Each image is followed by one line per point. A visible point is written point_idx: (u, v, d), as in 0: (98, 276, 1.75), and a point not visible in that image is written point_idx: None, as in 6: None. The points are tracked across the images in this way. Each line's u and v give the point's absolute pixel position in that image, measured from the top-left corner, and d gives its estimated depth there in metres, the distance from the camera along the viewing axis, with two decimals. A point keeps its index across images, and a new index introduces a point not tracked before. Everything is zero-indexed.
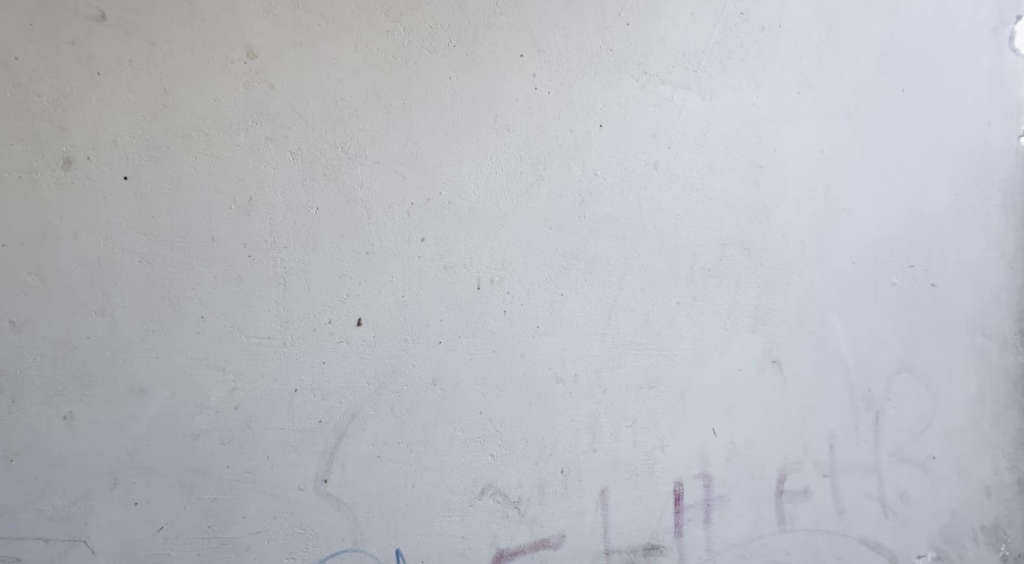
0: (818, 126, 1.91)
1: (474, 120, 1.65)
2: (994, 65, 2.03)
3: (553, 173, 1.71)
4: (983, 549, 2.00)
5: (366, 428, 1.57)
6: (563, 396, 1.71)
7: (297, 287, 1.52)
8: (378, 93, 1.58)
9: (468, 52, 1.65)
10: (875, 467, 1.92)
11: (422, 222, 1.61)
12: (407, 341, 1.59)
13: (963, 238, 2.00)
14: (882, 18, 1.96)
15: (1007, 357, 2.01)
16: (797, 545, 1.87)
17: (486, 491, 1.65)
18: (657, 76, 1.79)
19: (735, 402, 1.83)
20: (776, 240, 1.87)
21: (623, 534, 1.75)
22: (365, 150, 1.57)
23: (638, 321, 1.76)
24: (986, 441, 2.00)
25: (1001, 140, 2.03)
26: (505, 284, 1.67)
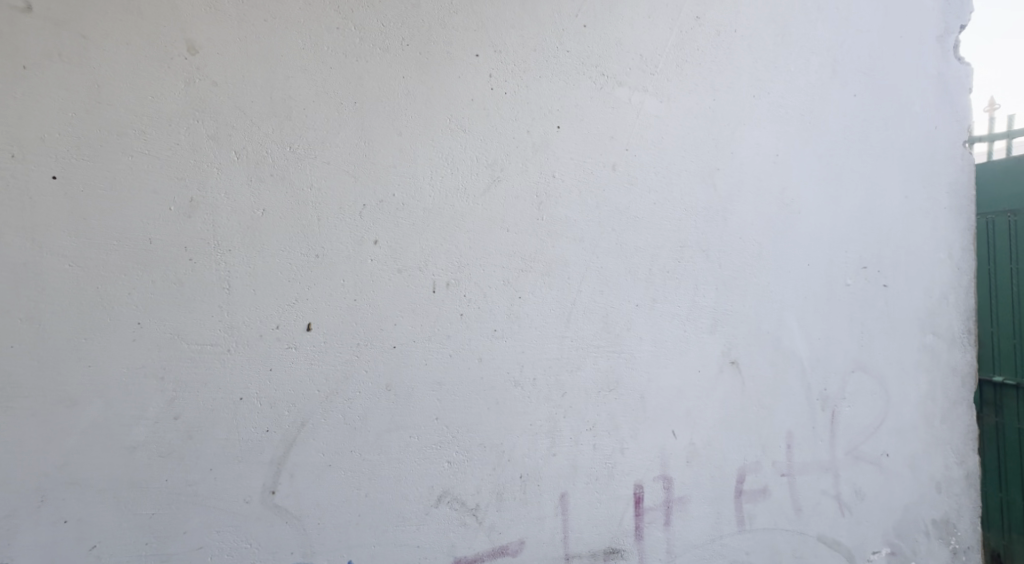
0: (773, 129, 1.94)
1: (430, 120, 1.62)
2: (938, 73, 2.10)
3: (510, 174, 1.69)
4: (934, 543, 2.05)
5: (316, 437, 1.52)
6: (523, 400, 1.69)
7: (242, 292, 1.47)
8: (328, 91, 1.54)
9: (422, 50, 1.62)
10: (830, 465, 1.95)
11: (374, 224, 1.57)
12: (359, 346, 1.55)
13: (912, 240, 2.05)
14: (833, 25, 2.00)
15: (953, 355, 2.08)
16: (755, 544, 1.88)
17: (443, 498, 1.62)
18: (614, 78, 1.79)
19: (694, 404, 1.84)
20: (733, 242, 1.89)
21: (584, 539, 1.73)
22: (315, 150, 1.53)
23: (597, 323, 1.76)
24: (936, 437, 2.05)
25: (945, 146, 2.10)
26: (461, 286, 1.64)
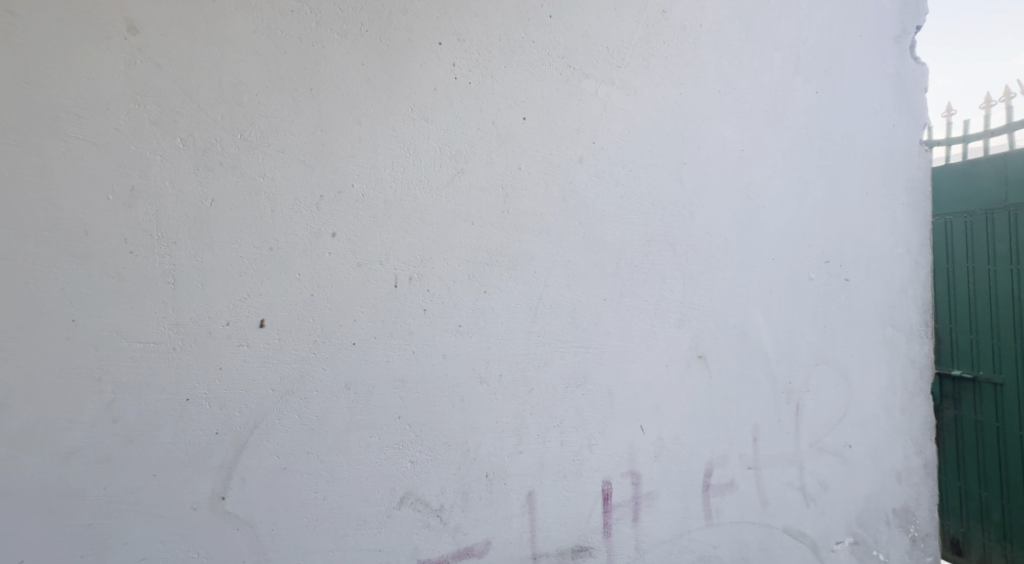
0: (739, 124, 1.93)
1: (390, 109, 1.57)
2: (898, 70, 2.13)
3: (474, 166, 1.65)
4: (895, 532, 2.07)
5: (270, 438, 1.45)
6: (488, 397, 1.65)
7: (188, 287, 1.40)
8: (282, 78, 1.48)
9: (382, 37, 1.56)
10: (795, 457, 1.95)
11: (332, 216, 1.51)
12: (317, 343, 1.49)
13: (873, 234, 2.07)
14: (797, 21, 2.01)
15: (913, 347, 2.11)
16: (723, 538, 1.87)
17: (405, 500, 1.57)
18: (581, 70, 1.76)
19: (662, 399, 1.82)
20: (700, 236, 1.87)
21: (551, 537, 1.70)
22: (268, 139, 1.46)
23: (564, 318, 1.72)
24: (897, 428, 2.08)
25: (905, 143, 2.13)
26: (424, 281, 1.59)
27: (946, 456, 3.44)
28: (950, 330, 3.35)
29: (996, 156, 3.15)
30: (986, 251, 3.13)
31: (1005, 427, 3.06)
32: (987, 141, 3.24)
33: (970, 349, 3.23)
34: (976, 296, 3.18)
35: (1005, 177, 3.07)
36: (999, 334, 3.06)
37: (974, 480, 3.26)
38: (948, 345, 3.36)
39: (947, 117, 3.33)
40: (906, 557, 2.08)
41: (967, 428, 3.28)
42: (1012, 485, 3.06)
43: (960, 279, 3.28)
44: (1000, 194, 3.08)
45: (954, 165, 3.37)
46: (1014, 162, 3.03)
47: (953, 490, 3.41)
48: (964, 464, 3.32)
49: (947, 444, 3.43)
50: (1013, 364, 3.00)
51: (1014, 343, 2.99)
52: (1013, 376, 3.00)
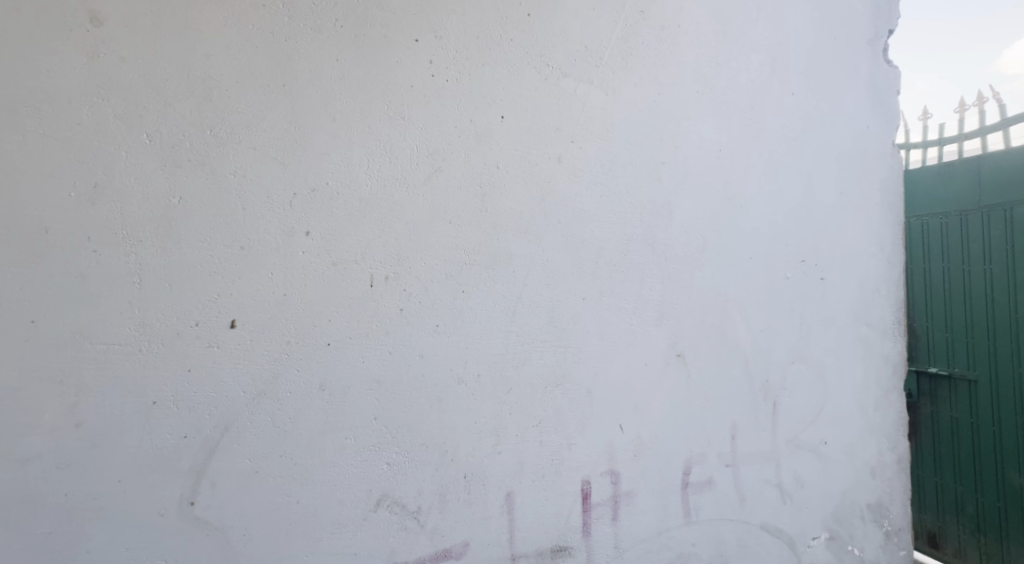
0: (717, 125, 1.94)
1: (366, 106, 1.55)
2: (873, 72, 2.15)
3: (452, 165, 1.63)
4: (870, 528, 2.10)
5: (241, 441, 1.42)
6: (466, 398, 1.63)
7: (155, 286, 1.37)
8: (253, 73, 1.45)
9: (358, 33, 1.54)
10: (772, 454, 1.97)
11: (306, 214, 1.49)
12: (290, 344, 1.47)
13: (849, 233, 2.09)
14: (772, 23, 2.02)
15: (887, 345, 2.13)
16: (701, 536, 1.88)
17: (382, 502, 1.55)
18: (559, 68, 1.75)
19: (641, 397, 1.82)
20: (678, 235, 1.88)
21: (530, 538, 1.69)
22: (239, 135, 1.44)
23: (543, 317, 1.71)
24: (871, 425, 2.10)
25: (880, 143, 2.15)
26: (400, 280, 1.57)
27: (923, 451, 3.51)
28: (927, 329, 3.41)
29: (969, 158, 3.21)
30: (962, 252, 3.19)
31: (978, 423, 3.13)
32: (962, 144, 3.31)
33: (946, 348, 3.29)
34: (951, 295, 3.24)
35: (978, 179, 3.13)
36: (972, 333, 3.13)
37: (949, 475, 3.34)
38: (925, 343, 3.42)
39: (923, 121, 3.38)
40: (881, 552, 2.10)
41: (943, 424, 3.36)
42: (985, 480, 3.13)
43: (936, 279, 3.34)
44: (975, 196, 3.13)
45: (931, 168, 3.43)
46: (987, 164, 3.09)
47: (929, 484, 3.49)
48: (940, 459, 3.40)
49: (923, 440, 3.50)
50: (986, 362, 3.06)
51: (987, 342, 3.05)
52: (986, 374, 3.07)
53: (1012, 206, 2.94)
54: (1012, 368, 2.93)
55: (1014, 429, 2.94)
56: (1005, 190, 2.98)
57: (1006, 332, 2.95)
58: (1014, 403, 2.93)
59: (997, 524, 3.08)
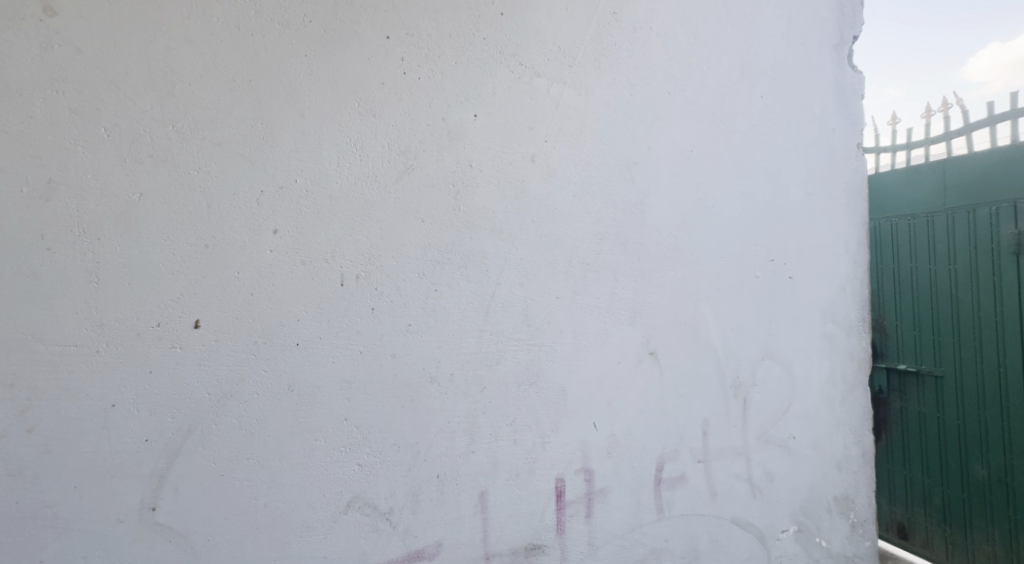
0: (688, 126, 1.96)
1: (335, 102, 1.52)
2: (841, 74, 2.19)
3: (424, 163, 1.61)
4: (837, 520, 2.14)
5: (205, 444, 1.40)
6: (439, 397, 1.62)
7: (114, 285, 1.34)
8: (217, 67, 1.43)
9: (327, 29, 1.52)
10: (743, 450, 1.99)
11: (274, 212, 1.46)
12: (258, 344, 1.44)
13: (816, 232, 2.13)
14: (742, 26, 2.05)
15: (853, 341, 2.17)
16: (674, 531, 1.90)
17: (352, 504, 1.52)
18: (532, 68, 1.75)
19: (614, 395, 1.83)
20: (651, 234, 1.89)
21: (503, 537, 1.68)
22: (202, 130, 1.41)
23: (517, 316, 1.71)
24: (838, 420, 2.14)
25: (845, 145, 2.18)
26: (371, 279, 1.55)
27: (893, 446, 3.61)
28: (895, 327, 3.50)
29: (934, 162, 3.31)
30: (928, 253, 3.29)
31: (945, 418, 3.24)
32: (928, 148, 3.40)
33: (913, 345, 3.39)
34: (918, 294, 3.34)
35: (943, 182, 3.23)
36: (938, 331, 3.23)
37: (918, 468, 3.45)
38: (894, 341, 3.51)
39: (891, 126, 3.47)
40: (848, 544, 2.14)
41: (911, 418, 3.45)
42: (952, 473, 3.24)
43: (904, 278, 3.43)
44: (940, 199, 3.24)
45: (898, 172, 3.52)
46: (952, 168, 3.19)
47: (899, 477, 3.60)
48: (908, 453, 3.50)
49: (893, 435, 3.60)
50: (952, 359, 3.17)
51: (952, 339, 3.16)
52: (952, 370, 3.17)
53: (975, 208, 3.06)
54: (976, 365, 3.04)
55: (979, 423, 3.05)
56: (970, 192, 3.09)
57: (970, 330, 3.06)
58: (979, 398, 3.04)
59: (962, 515, 3.19)
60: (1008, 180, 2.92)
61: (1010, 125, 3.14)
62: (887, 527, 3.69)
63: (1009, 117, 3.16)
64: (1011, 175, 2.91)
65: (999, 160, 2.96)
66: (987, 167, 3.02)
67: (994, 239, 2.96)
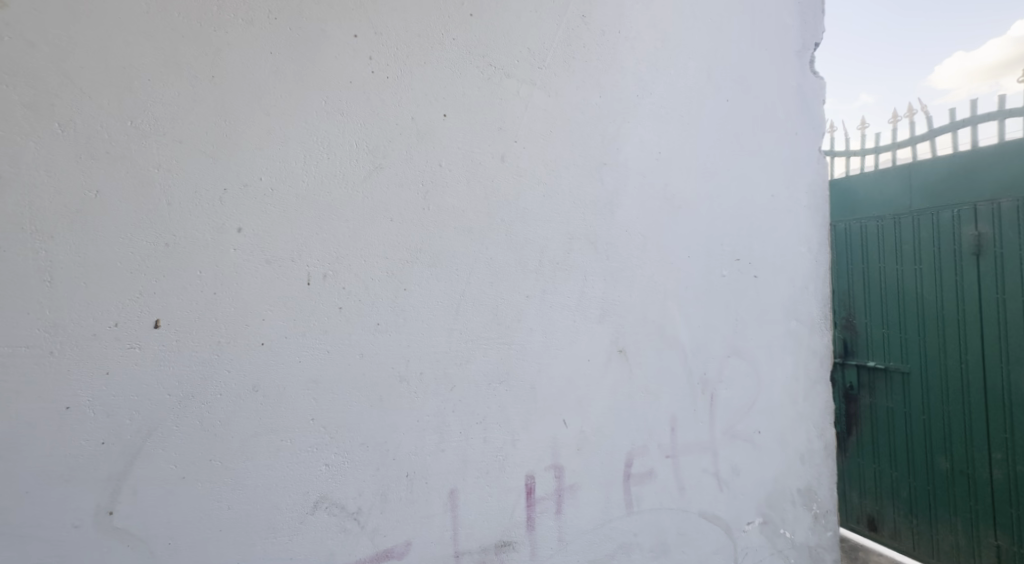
0: (656, 128, 1.98)
1: (302, 100, 1.51)
2: (803, 78, 2.24)
3: (393, 162, 1.61)
4: (800, 511, 2.19)
5: (166, 447, 1.37)
6: (408, 396, 1.61)
7: (69, 285, 1.31)
8: (179, 62, 1.40)
9: (293, 27, 1.51)
10: (710, 444, 2.03)
11: (238, 211, 1.44)
12: (221, 344, 1.42)
13: (780, 232, 2.18)
14: (709, 31, 2.09)
15: (816, 337, 2.23)
16: (642, 525, 1.93)
17: (319, 504, 1.51)
18: (502, 69, 1.75)
19: (584, 392, 1.85)
20: (620, 234, 1.91)
21: (473, 534, 1.69)
22: (164, 127, 1.39)
23: (486, 315, 1.72)
24: (801, 414, 2.20)
25: (807, 148, 2.24)
26: (339, 278, 1.54)
27: (862, 440, 3.85)
28: (863, 325, 3.73)
29: (901, 167, 3.55)
30: (895, 254, 3.52)
31: (912, 410, 3.49)
32: (895, 153, 3.63)
33: (882, 341, 3.63)
34: (886, 293, 3.58)
35: (910, 184, 3.48)
36: (904, 328, 3.48)
37: (887, 459, 3.69)
38: (863, 339, 3.74)
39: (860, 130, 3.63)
40: (810, 534, 2.20)
41: (880, 411, 3.70)
42: (918, 463, 3.49)
43: (872, 279, 3.66)
44: (907, 201, 3.49)
45: (867, 174, 3.75)
46: (917, 172, 3.44)
47: (868, 470, 3.83)
48: (877, 446, 3.74)
49: (862, 430, 3.83)
50: (918, 353, 3.42)
51: (918, 335, 3.41)
52: (918, 364, 3.43)
53: (938, 211, 3.32)
54: (940, 358, 3.30)
55: (944, 412, 3.31)
56: (933, 196, 3.35)
57: (935, 326, 3.32)
58: (943, 389, 3.31)
59: (929, 500, 3.45)
60: (969, 185, 3.18)
61: (970, 130, 3.27)
62: (858, 519, 3.91)
63: (970, 123, 3.30)
64: (971, 179, 3.18)
65: (961, 165, 3.22)
66: (949, 172, 3.28)
67: (956, 241, 3.21)
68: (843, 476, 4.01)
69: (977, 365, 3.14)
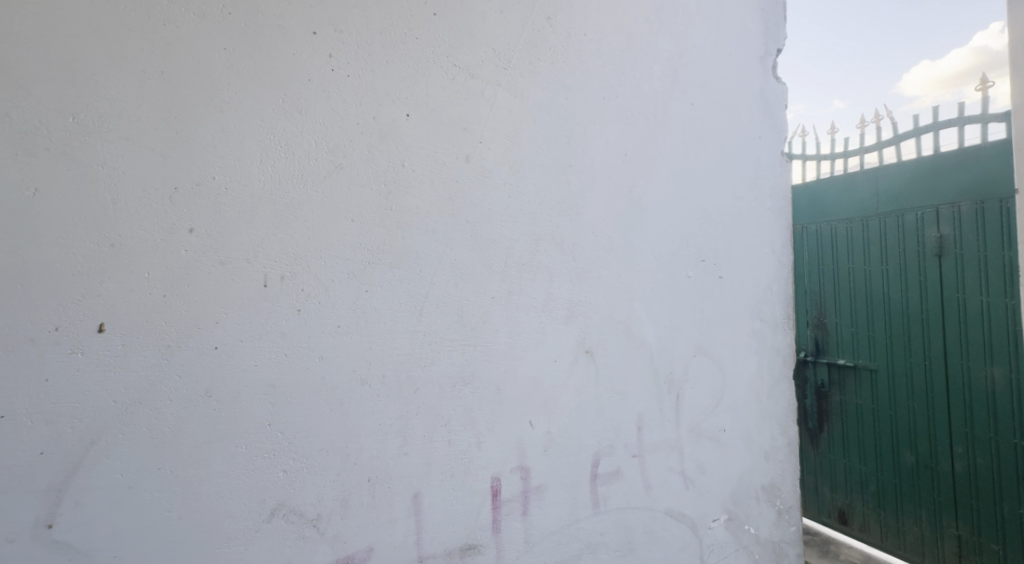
0: (622, 130, 1.99)
1: (257, 96, 1.47)
2: (767, 83, 2.28)
3: (353, 162, 1.58)
4: (764, 507, 2.22)
5: (110, 456, 1.32)
6: (370, 399, 1.59)
7: (4, 287, 1.26)
8: (127, 56, 1.36)
9: (247, 21, 1.47)
10: (676, 443, 2.05)
11: (189, 211, 1.40)
12: (171, 349, 1.38)
13: (744, 234, 2.21)
14: (673, 35, 2.10)
15: (779, 337, 2.27)
16: (609, 525, 1.93)
17: (276, 512, 1.48)
18: (466, 70, 1.74)
19: (549, 394, 1.84)
20: (586, 235, 1.92)
21: (437, 538, 1.67)
22: (108, 123, 1.34)
23: (451, 317, 1.70)
24: (765, 412, 2.23)
25: (770, 151, 2.27)
26: (297, 280, 1.51)
27: (834, 436, 4.11)
28: (836, 324, 3.99)
29: (868, 171, 3.77)
30: (864, 258, 3.77)
31: (880, 405, 3.76)
32: (862, 158, 3.83)
33: (852, 341, 3.90)
34: (856, 294, 3.83)
35: (877, 188, 3.71)
36: (874, 326, 3.73)
37: (857, 453, 3.96)
38: (835, 339, 4.01)
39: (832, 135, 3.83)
40: (774, 529, 2.24)
41: (850, 408, 3.96)
42: (886, 456, 3.76)
43: (843, 282, 3.92)
44: (874, 205, 3.72)
45: (836, 178, 3.98)
46: (883, 176, 3.67)
47: (840, 465, 4.10)
48: (849, 441, 4.00)
49: (834, 425, 4.09)
50: (886, 351, 3.68)
51: (886, 333, 3.67)
52: (886, 360, 3.69)
53: (902, 214, 3.55)
54: (907, 354, 3.55)
55: (911, 406, 3.56)
56: (898, 200, 3.58)
57: (902, 324, 3.57)
58: (909, 384, 3.56)
59: (897, 489, 3.72)
60: (930, 190, 3.41)
61: (933, 136, 3.37)
62: (830, 513, 4.20)
63: (932, 129, 3.40)
64: (933, 185, 3.40)
65: (923, 170, 3.45)
66: (912, 177, 3.50)
67: (920, 244, 3.45)
68: (817, 472, 4.29)
69: (939, 362, 3.39)
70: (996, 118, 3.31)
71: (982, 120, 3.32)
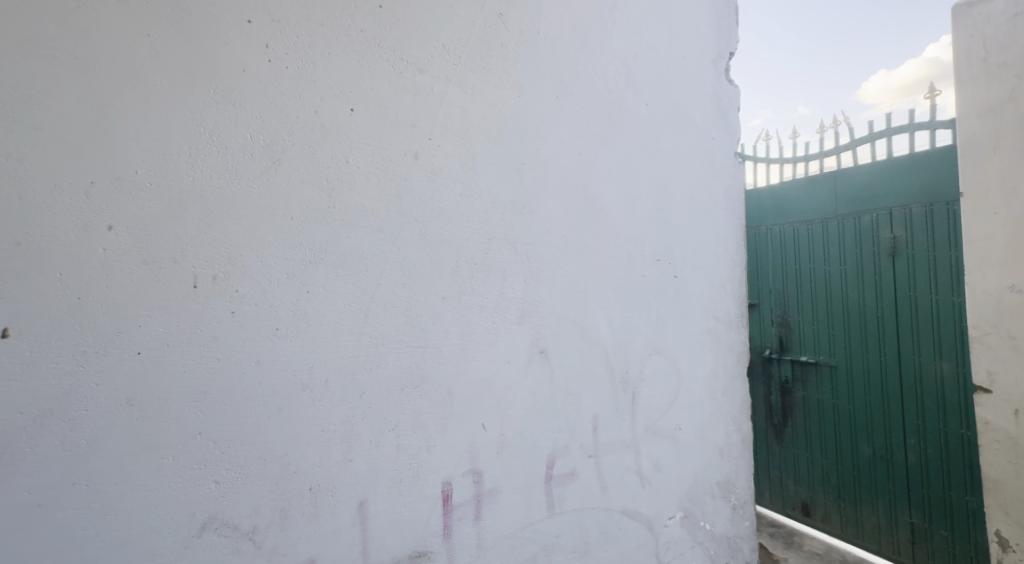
0: (576, 129, 1.97)
1: (183, 86, 1.39)
2: (719, 86, 2.30)
3: (292, 157, 1.51)
4: (719, 503, 2.24)
5: (18, 471, 1.24)
6: (312, 404, 1.52)
7: None
8: (37, 41, 1.27)
9: (174, 7, 1.39)
10: (632, 442, 2.04)
11: (108, 206, 1.32)
12: (87, 355, 1.29)
13: (698, 233, 2.22)
14: (627, 35, 2.09)
15: (733, 335, 2.28)
16: (564, 527, 1.90)
17: (208, 525, 1.40)
18: (414, 65, 1.69)
19: (502, 395, 1.81)
20: (539, 234, 1.89)
21: (385, 546, 1.61)
22: (13, 112, 1.25)
23: (399, 318, 1.64)
24: (719, 409, 2.24)
25: (723, 152, 2.29)
26: (230, 280, 1.43)
27: (796, 431, 4.20)
28: (798, 322, 4.07)
29: (827, 173, 3.88)
30: (823, 257, 3.86)
31: (839, 401, 3.85)
32: (822, 160, 3.95)
33: (813, 338, 3.98)
34: (817, 292, 3.91)
35: (834, 190, 3.81)
36: (834, 324, 3.82)
37: (818, 447, 4.06)
38: (797, 336, 4.09)
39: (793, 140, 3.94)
40: (729, 525, 2.25)
41: (811, 404, 4.05)
42: (845, 449, 3.86)
43: (805, 281, 4.00)
44: (832, 207, 3.82)
45: (797, 181, 4.09)
46: (841, 178, 3.78)
47: (802, 459, 4.19)
48: (810, 436, 4.10)
49: (796, 421, 4.18)
50: (845, 348, 3.78)
51: (845, 331, 3.76)
52: (846, 357, 3.78)
53: (859, 216, 3.65)
54: (865, 350, 3.65)
55: (868, 401, 3.66)
56: (855, 202, 3.68)
57: (859, 321, 3.67)
58: (867, 380, 3.66)
59: (855, 482, 3.82)
60: (884, 192, 3.51)
61: (886, 142, 3.48)
62: (793, 506, 4.29)
63: (886, 135, 3.50)
64: (886, 188, 3.51)
65: (877, 173, 3.56)
66: (868, 178, 3.61)
67: (876, 243, 3.55)
68: (780, 466, 4.38)
69: (894, 358, 3.49)
70: (943, 125, 3.43)
71: (930, 126, 3.43)
